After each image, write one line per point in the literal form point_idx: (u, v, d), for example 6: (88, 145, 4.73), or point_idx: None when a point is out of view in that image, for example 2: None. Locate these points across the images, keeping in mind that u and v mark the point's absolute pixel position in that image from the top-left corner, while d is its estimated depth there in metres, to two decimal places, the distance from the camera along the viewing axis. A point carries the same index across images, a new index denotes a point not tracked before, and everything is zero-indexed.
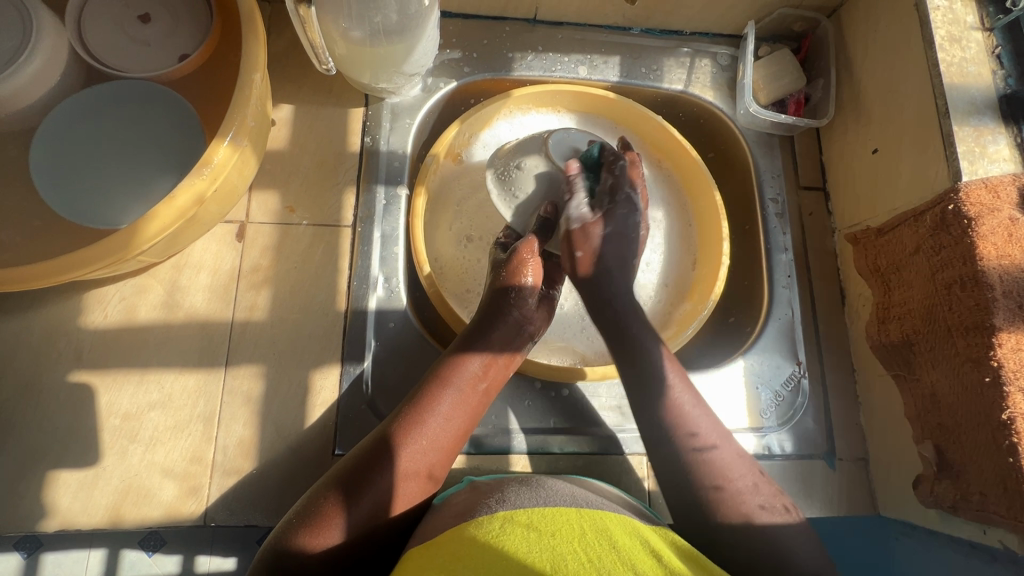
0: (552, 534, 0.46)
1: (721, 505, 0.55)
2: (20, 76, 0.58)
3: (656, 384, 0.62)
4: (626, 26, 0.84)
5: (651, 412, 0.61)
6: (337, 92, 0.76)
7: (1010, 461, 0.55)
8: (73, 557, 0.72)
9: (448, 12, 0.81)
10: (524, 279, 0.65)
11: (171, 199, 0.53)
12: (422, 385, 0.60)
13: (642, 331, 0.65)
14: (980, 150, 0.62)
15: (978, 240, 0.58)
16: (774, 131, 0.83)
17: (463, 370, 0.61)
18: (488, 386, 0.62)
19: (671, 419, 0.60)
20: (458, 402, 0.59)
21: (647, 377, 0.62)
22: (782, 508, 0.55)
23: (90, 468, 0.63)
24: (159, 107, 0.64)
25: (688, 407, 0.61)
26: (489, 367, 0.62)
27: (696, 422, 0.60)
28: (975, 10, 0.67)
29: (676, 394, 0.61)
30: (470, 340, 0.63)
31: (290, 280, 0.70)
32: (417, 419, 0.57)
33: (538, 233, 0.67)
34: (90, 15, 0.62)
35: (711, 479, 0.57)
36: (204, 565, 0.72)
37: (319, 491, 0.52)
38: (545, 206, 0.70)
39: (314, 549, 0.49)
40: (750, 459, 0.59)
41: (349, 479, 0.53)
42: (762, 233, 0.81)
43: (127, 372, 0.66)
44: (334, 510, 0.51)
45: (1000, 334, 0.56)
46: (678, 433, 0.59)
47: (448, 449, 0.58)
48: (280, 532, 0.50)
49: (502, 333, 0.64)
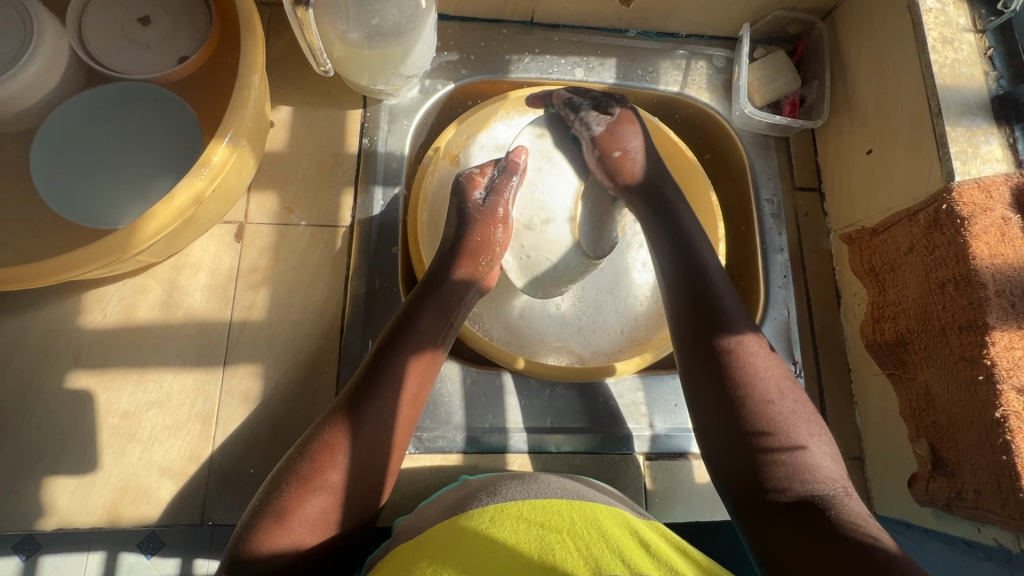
0: (542, 524, 0.46)
1: (795, 500, 0.51)
2: (20, 78, 0.59)
3: (734, 375, 0.56)
4: (622, 29, 0.85)
5: (720, 400, 0.56)
6: (335, 94, 0.77)
7: (1004, 459, 0.56)
8: (71, 561, 0.67)
9: (445, 15, 0.82)
10: (495, 242, 0.69)
11: (169, 198, 0.54)
12: (361, 373, 0.58)
13: (739, 318, 0.60)
14: (973, 150, 0.63)
15: (971, 239, 0.58)
16: (769, 133, 0.84)
17: (403, 352, 0.59)
18: (426, 367, 0.61)
19: (750, 409, 0.55)
20: (401, 383, 0.58)
21: (742, 367, 0.57)
22: (868, 514, 0.51)
23: (87, 467, 0.63)
24: (159, 109, 0.65)
25: (766, 404, 0.55)
26: (427, 350, 0.61)
27: (773, 416, 0.54)
28: (968, 12, 0.68)
29: (770, 382, 0.56)
30: (407, 322, 0.61)
31: (288, 280, 0.70)
32: (362, 409, 0.55)
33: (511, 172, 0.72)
34: (90, 18, 0.62)
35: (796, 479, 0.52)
36: (202, 567, 0.67)
37: (276, 484, 0.52)
38: (517, 154, 0.73)
39: (275, 546, 0.49)
40: (836, 456, 0.55)
41: (306, 476, 0.52)
42: (758, 233, 0.81)
43: (124, 372, 0.66)
44: (297, 504, 0.50)
45: (993, 333, 0.56)
46: (761, 424, 0.54)
47: (400, 434, 0.57)
48: (243, 529, 0.50)
49: (432, 312, 0.62)
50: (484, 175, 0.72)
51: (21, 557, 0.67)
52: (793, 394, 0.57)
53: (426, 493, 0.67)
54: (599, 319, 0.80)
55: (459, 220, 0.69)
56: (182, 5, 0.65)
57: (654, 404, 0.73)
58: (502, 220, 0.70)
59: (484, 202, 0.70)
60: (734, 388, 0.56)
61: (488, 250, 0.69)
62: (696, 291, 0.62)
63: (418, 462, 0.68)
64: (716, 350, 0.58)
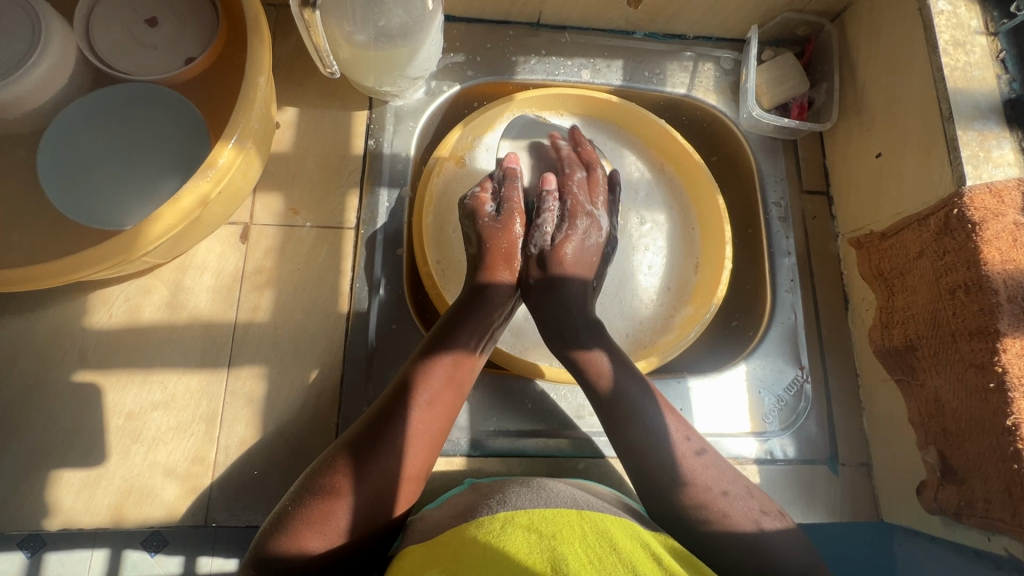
0: (554, 535, 0.46)
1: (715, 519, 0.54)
2: (27, 79, 0.59)
3: (632, 401, 0.60)
4: (629, 30, 0.84)
5: (619, 419, 0.60)
6: (341, 96, 0.77)
7: (1015, 467, 0.55)
8: (75, 558, 0.68)
9: (451, 16, 0.82)
10: (528, 247, 0.69)
11: (175, 200, 0.54)
12: (395, 385, 0.59)
13: (592, 339, 0.64)
14: (984, 154, 0.62)
15: (982, 245, 0.58)
16: (777, 135, 0.83)
17: (438, 367, 0.59)
18: (459, 382, 0.61)
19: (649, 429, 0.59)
20: (432, 394, 0.58)
21: (638, 390, 0.61)
22: (777, 513, 0.56)
23: (92, 467, 0.63)
24: (167, 109, 0.65)
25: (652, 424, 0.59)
26: (463, 363, 0.61)
27: (668, 436, 0.59)
28: (980, 14, 0.67)
29: (644, 400, 0.60)
30: (443, 339, 0.61)
31: (293, 282, 0.70)
32: (392, 418, 0.55)
33: (515, 182, 0.73)
34: (97, 19, 0.63)
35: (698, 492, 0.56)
36: (205, 566, 0.68)
37: (301, 491, 0.52)
38: (510, 158, 0.75)
39: (299, 551, 0.49)
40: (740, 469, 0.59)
41: (327, 482, 0.52)
42: (764, 236, 0.81)
43: (130, 372, 0.66)
44: (319, 508, 0.50)
45: (1005, 340, 0.56)
46: (667, 446, 0.58)
47: (430, 445, 0.57)
48: (267, 534, 0.51)
49: (472, 327, 0.63)
50: (487, 192, 0.72)
51: (26, 554, 0.69)
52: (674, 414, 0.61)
53: (430, 497, 0.67)
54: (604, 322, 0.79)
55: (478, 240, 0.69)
56: (189, 6, 0.65)
57: None
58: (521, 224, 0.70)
59: (498, 213, 0.70)
60: (631, 405, 0.60)
61: (518, 255, 0.69)
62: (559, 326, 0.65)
63: None
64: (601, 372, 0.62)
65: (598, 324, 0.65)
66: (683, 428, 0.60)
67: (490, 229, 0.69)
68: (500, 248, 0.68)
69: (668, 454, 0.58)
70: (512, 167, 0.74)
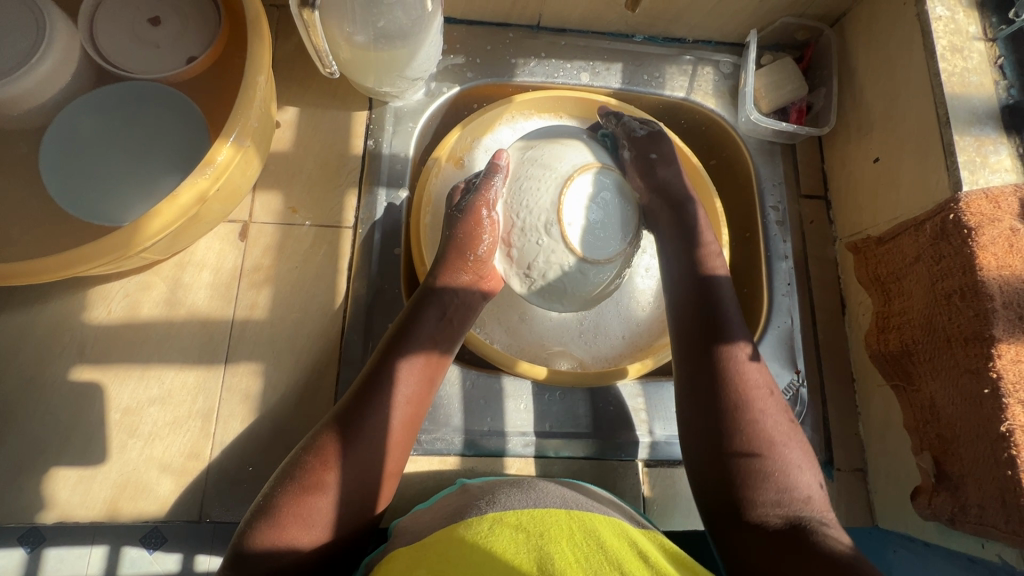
0: (541, 535, 0.47)
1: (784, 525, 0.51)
2: (30, 78, 0.60)
3: (738, 388, 0.57)
4: (629, 34, 0.85)
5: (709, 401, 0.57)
6: (341, 96, 0.78)
7: (1009, 474, 0.55)
8: (74, 554, 0.63)
9: (452, 18, 0.82)
10: (480, 244, 0.66)
11: (174, 197, 0.54)
12: (366, 374, 0.59)
13: (737, 326, 0.61)
14: (981, 160, 0.62)
15: (978, 250, 0.58)
16: (775, 140, 0.83)
17: (403, 365, 0.59)
18: (430, 377, 0.61)
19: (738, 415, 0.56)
20: (404, 387, 0.59)
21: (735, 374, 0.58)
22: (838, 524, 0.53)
23: (89, 462, 0.64)
24: (169, 108, 0.66)
25: (761, 414, 0.56)
26: (424, 362, 0.61)
27: (771, 427, 0.56)
28: (978, 20, 0.67)
29: (752, 392, 0.57)
30: (404, 338, 0.61)
31: (290, 280, 0.71)
32: (363, 410, 0.56)
33: (494, 179, 0.68)
34: (101, 18, 0.63)
35: (778, 487, 0.53)
36: (203, 565, 0.64)
37: (275, 486, 0.52)
38: (500, 154, 0.70)
39: (275, 543, 0.49)
40: (813, 478, 0.55)
41: (300, 476, 0.52)
42: (762, 241, 0.81)
43: (128, 368, 0.67)
44: (296, 499, 0.51)
45: (1000, 345, 0.56)
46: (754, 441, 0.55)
47: (401, 438, 0.58)
48: (243, 529, 0.51)
49: (434, 321, 0.63)
50: (464, 187, 0.71)
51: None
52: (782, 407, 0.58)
53: (424, 495, 0.67)
54: (601, 324, 0.79)
55: (444, 231, 0.68)
56: (192, 6, 0.66)
57: (654, 411, 0.73)
58: (487, 222, 0.67)
59: (466, 201, 0.68)
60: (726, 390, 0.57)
61: (475, 250, 0.66)
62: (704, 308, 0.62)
63: (416, 464, 0.68)
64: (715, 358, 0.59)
65: (721, 305, 0.62)
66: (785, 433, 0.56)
67: (452, 222, 0.67)
68: (462, 240, 0.66)
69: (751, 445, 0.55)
70: (501, 165, 0.69)
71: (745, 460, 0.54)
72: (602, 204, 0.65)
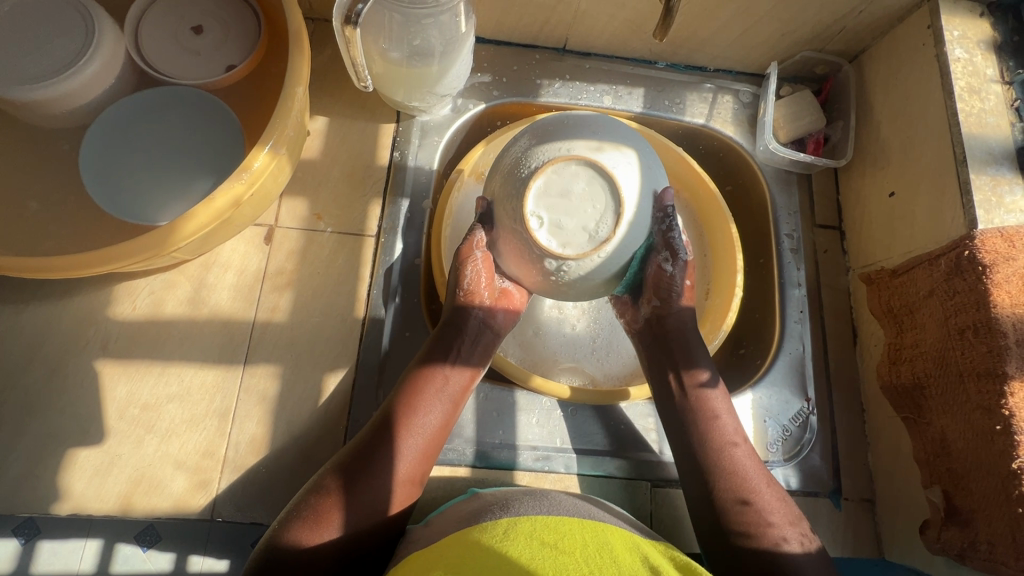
0: (554, 542, 0.48)
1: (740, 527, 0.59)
2: (76, 79, 0.61)
3: (693, 411, 0.65)
4: (652, 60, 0.87)
5: (680, 443, 0.65)
6: (370, 108, 0.80)
7: (1020, 511, 0.55)
8: (68, 548, 0.63)
9: (481, 38, 0.85)
10: (465, 280, 0.64)
11: (210, 200, 0.56)
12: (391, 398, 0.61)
13: (697, 352, 0.67)
14: (997, 199, 0.63)
15: (992, 287, 0.59)
16: (792, 169, 0.85)
17: (432, 380, 0.62)
18: (459, 391, 0.63)
19: (705, 450, 0.63)
20: (430, 406, 0.61)
21: (693, 390, 0.65)
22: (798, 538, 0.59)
23: (106, 453, 0.65)
24: (205, 113, 0.68)
25: (728, 446, 0.63)
26: (461, 372, 0.64)
27: (722, 440, 0.63)
28: (995, 63, 0.69)
29: (714, 410, 0.65)
30: (439, 345, 0.64)
31: (313, 285, 0.72)
32: (393, 425, 0.59)
33: (478, 231, 0.63)
34: (147, 25, 0.66)
35: (736, 487, 0.61)
36: (195, 565, 0.64)
37: (307, 493, 0.55)
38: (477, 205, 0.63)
39: (303, 542, 0.51)
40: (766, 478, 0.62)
41: (322, 482, 0.55)
42: (776, 267, 0.82)
43: (150, 364, 0.68)
44: (332, 508, 0.53)
45: (1012, 383, 0.56)
46: (712, 445, 0.63)
47: (427, 448, 0.60)
48: (274, 530, 0.53)
49: (467, 337, 0.65)
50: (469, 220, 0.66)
51: (21, 541, 0.63)
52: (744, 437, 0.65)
53: (434, 505, 0.67)
54: (614, 343, 0.79)
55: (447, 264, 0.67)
56: (233, 16, 0.68)
57: (664, 430, 0.74)
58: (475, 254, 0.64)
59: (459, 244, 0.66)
60: (696, 413, 0.64)
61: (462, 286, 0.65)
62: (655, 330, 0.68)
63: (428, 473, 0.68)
64: (683, 397, 0.66)
65: (685, 333, 0.67)
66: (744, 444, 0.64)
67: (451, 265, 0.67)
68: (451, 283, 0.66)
69: (710, 451, 0.63)
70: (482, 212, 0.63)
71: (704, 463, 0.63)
72: (590, 187, 0.55)
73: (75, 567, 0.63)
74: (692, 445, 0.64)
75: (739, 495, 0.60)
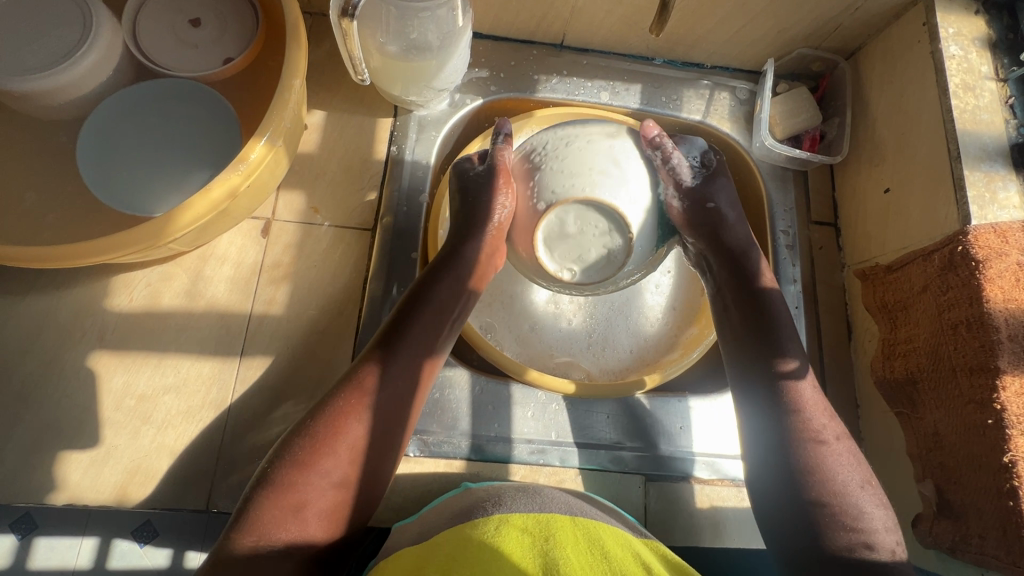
0: (546, 540, 0.48)
1: (830, 532, 0.57)
2: (72, 71, 0.61)
3: (790, 402, 0.61)
4: (649, 57, 0.87)
5: (782, 441, 0.60)
6: (368, 102, 0.80)
7: (1010, 504, 0.55)
8: (65, 544, 0.63)
9: (479, 34, 0.85)
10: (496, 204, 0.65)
11: (207, 191, 0.56)
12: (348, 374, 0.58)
13: (793, 343, 0.64)
14: (990, 195, 0.63)
15: (985, 282, 0.59)
16: (788, 166, 0.85)
17: (392, 367, 0.59)
18: (422, 375, 0.61)
19: (799, 449, 0.59)
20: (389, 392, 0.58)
21: (788, 384, 0.62)
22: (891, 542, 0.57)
23: (102, 444, 0.65)
24: (202, 105, 0.68)
25: (821, 445, 0.60)
26: (423, 355, 0.61)
27: (817, 439, 0.60)
28: (990, 61, 0.69)
29: (810, 406, 0.61)
30: (401, 329, 0.61)
31: (309, 279, 0.72)
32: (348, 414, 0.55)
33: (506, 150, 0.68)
34: (144, 18, 0.66)
35: (831, 489, 0.58)
36: (193, 561, 0.64)
37: (252, 494, 0.53)
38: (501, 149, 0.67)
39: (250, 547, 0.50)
40: (861, 479, 0.59)
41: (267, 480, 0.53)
42: (772, 263, 0.82)
43: (146, 356, 0.68)
44: (282, 509, 0.51)
45: (1004, 377, 0.57)
46: (809, 444, 0.59)
47: (391, 435, 0.58)
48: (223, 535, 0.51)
49: (428, 319, 0.62)
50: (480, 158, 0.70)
51: (17, 536, 0.63)
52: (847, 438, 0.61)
53: (429, 497, 0.68)
54: (610, 337, 0.79)
55: (460, 194, 0.68)
56: (231, 9, 0.68)
57: (659, 425, 0.73)
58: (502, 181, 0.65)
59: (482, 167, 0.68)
60: (792, 407, 0.61)
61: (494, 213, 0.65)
62: (750, 309, 0.65)
63: (423, 466, 0.69)
64: (779, 390, 0.62)
65: (772, 311, 0.65)
66: (839, 443, 0.60)
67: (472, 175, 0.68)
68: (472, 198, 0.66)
69: (805, 451, 0.59)
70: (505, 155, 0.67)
71: (798, 464, 0.59)
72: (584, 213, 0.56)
73: (72, 563, 0.63)
74: (783, 441, 0.60)
75: (832, 497, 0.57)
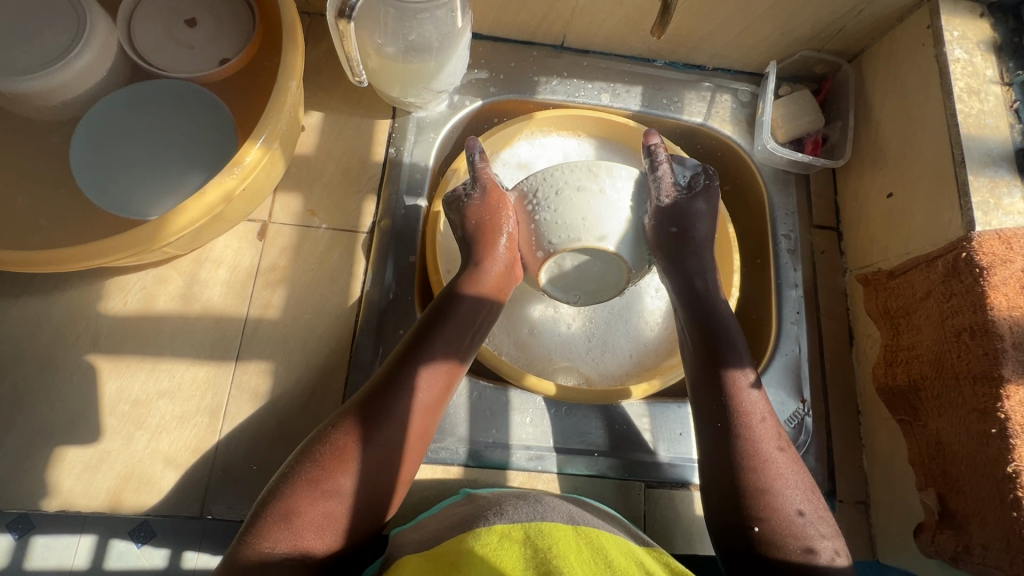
0: (548, 550, 0.48)
1: (768, 539, 0.55)
2: (66, 71, 0.60)
3: (735, 409, 0.60)
4: (650, 58, 0.87)
5: (718, 441, 0.59)
6: (366, 103, 0.79)
7: (1014, 515, 0.55)
8: (63, 543, 0.63)
9: (478, 34, 0.84)
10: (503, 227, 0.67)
11: (201, 194, 0.55)
12: (377, 380, 0.59)
13: (737, 350, 0.63)
14: (995, 201, 0.63)
15: (989, 289, 0.58)
16: (790, 169, 0.84)
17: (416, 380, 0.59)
18: (444, 387, 0.61)
19: (739, 453, 0.58)
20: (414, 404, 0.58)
21: (731, 388, 0.61)
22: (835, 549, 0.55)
23: (95, 449, 0.64)
24: (197, 107, 0.67)
25: (762, 450, 0.58)
26: (446, 370, 0.61)
27: (762, 446, 0.58)
28: (995, 64, 0.68)
29: (753, 411, 0.60)
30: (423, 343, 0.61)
31: (306, 282, 0.71)
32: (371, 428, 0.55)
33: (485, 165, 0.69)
34: (139, 17, 0.65)
35: (768, 494, 0.56)
36: (190, 561, 0.65)
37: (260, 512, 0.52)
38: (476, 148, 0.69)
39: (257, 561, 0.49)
40: (802, 485, 0.57)
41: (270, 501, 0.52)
42: (773, 268, 0.81)
43: (140, 360, 0.67)
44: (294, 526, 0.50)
45: (1008, 386, 0.56)
46: (749, 447, 0.58)
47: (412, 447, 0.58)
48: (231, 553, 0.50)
49: (450, 334, 0.62)
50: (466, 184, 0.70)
51: (14, 536, 0.63)
52: (783, 439, 0.60)
53: (426, 504, 0.67)
54: (609, 342, 0.78)
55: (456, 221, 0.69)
56: (227, 9, 0.67)
57: (658, 432, 0.73)
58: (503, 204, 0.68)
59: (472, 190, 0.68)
60: (734, 411, 0.60)
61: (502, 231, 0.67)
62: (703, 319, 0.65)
63: (420, 472, 0.68)
64: (722, 395, 0.61)
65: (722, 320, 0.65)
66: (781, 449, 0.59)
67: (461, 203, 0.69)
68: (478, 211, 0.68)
69: (743, 455, 0.58)
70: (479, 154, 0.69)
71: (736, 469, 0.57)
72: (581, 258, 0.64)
73: (70, 563, 0.63)
74: (723, 447, 0.59)
75: (768, 502, 0.56)
